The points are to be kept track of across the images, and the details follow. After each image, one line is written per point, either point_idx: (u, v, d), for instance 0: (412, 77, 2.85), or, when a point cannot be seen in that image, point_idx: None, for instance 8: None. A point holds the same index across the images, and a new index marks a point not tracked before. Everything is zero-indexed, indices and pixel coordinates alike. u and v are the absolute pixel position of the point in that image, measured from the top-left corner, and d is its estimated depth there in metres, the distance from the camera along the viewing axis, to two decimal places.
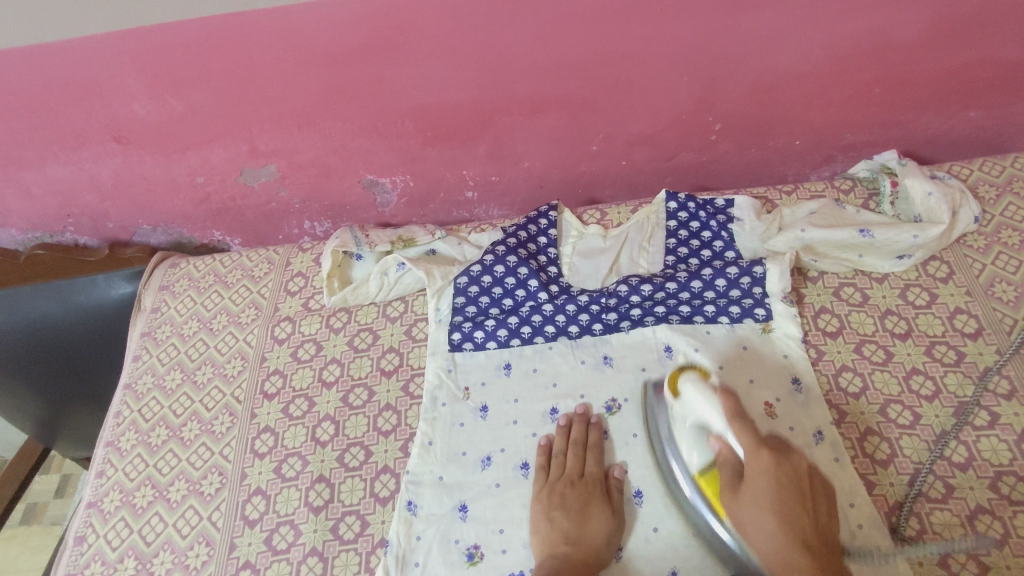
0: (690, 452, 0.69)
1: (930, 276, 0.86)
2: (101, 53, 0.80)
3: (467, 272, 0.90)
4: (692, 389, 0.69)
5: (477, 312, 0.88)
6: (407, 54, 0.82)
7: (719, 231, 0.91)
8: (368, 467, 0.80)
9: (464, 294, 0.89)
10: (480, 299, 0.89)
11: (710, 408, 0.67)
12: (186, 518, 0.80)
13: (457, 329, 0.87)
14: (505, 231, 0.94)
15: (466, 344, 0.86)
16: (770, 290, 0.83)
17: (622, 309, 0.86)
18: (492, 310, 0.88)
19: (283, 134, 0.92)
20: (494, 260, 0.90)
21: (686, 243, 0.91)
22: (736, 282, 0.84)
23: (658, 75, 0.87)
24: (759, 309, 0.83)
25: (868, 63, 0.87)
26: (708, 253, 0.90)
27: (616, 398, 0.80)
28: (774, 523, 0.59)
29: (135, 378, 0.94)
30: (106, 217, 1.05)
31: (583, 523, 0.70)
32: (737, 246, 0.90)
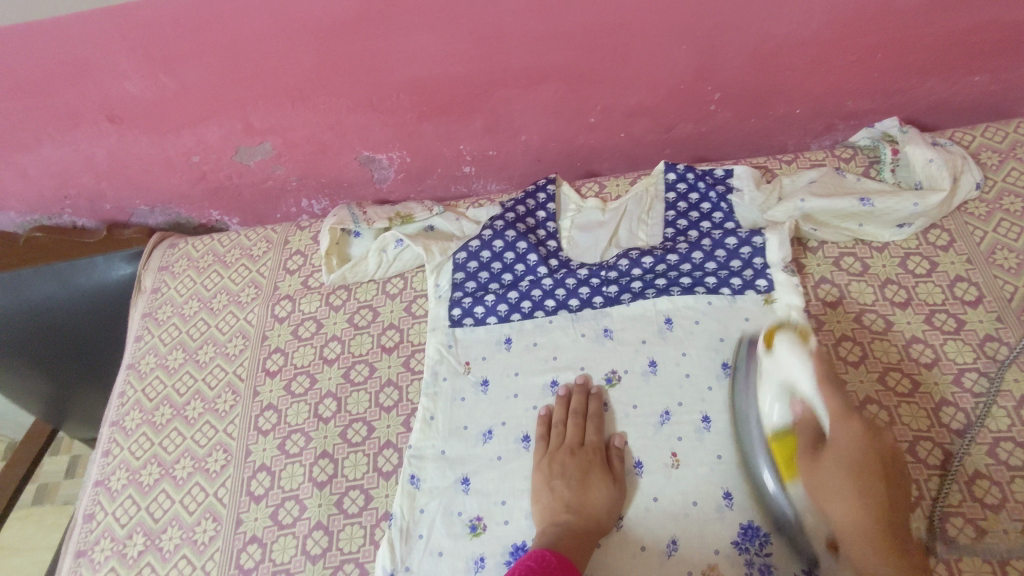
0: (771, 407, 0.70)
1: (931, 245, 0.85)
2: (90, 30, 0.79)
3: (465, 248, 0.90)
4: (789, 349, 0.71)
5: (477, 287, 0.88)
6: (400, 27, 0.81)
7: (719, 202, 0.90)
8: (371, 443, 0.81)
9: (464, 270, 0.89)
10: (480, 274, 0.89)
11: (804, 371, 0.69)
12: (193, 495, 0.81)
13: (457, 304, 0.87)
14: (503, 206, 0.94)
15: (466, 319, 0.86)
16: (770, 260, 0.83)
17: (622, 282, 0.86)
18: (493, 285, 0.88)
19: (277, 111, 0.91)
20: (493, 235, 0.89)
21: (685, 214, 0.91)
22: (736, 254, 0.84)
23: (655, 45, 0.86)
24: (761, 280, 0.82)
25: (870, 28, 0.86)
26: (708, 225, 0.89)
27: (616, 369, 0.80)
28: (856, 491, 0.62)
29: (138, 358, 0.95)
30: (103, 198, 1.05)
31: (584, 491, 0.70)
32: (737, 216, 0.89)
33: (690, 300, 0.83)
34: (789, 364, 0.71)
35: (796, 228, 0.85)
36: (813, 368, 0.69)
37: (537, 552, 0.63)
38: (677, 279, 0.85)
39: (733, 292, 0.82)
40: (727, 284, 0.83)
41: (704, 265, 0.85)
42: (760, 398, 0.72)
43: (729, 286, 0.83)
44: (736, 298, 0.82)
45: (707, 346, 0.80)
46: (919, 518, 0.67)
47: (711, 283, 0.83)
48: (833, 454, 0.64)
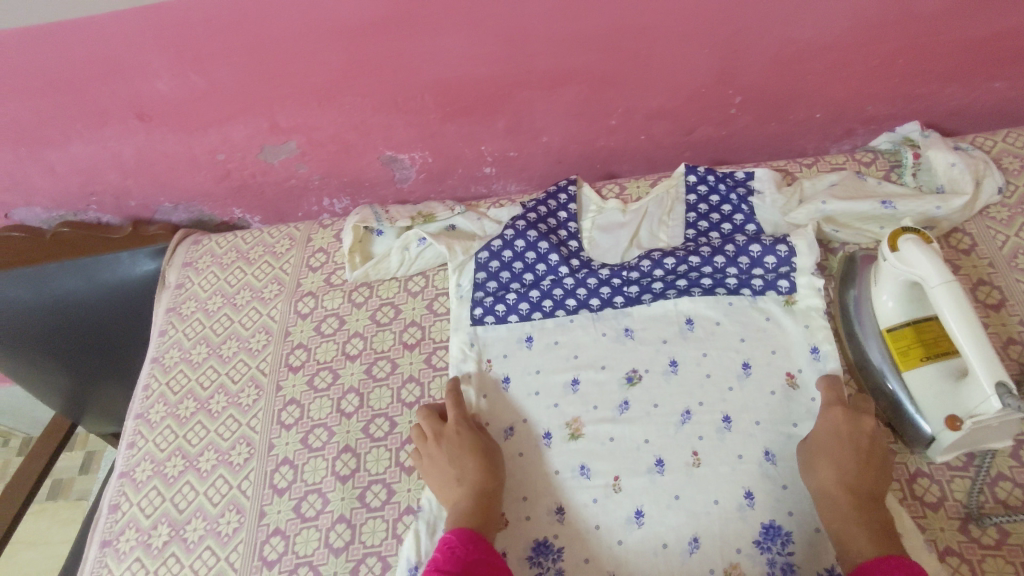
0: (886, 300, 0.74)
1: (952, 248, 0.85)
2: (124, 29, 0.80)
3: (488, 248, 0.90)
4: (915, 250, 0.71)
5: (499, 286, 0.89)
6: (427, 28, 0.82)
7: (739, 204, 0.91)
8: (393, 438, 0.82)
9: (486, 269, 0.90)
10: (502, 274, 0.89)
11: (927, 269, 0.69)
12: (217, 487, 0.82)
13: (479, 303, 0.88)
14: (526, 206, 0.95)
15: (488, 318, 0.87)
16: (798, 265, 0.83)
17: (643, 283, 0.85)
18: (514, 284, 0.89)
19: (303, 110, 0.93)
20: (515, 236, 0.89)
21: (706, 216, 0.91)
22: (760, 259, 0.84)
23: (678, 49, 0.87)
24: (782, 282, 0.83)
25: (892, 34, 0.86)
26: (731, 225, 0.89)
27: (637, 369, 0.81)
28: (831, 459, 0.68)
29: (162, 352, 0.96)
30: (128, 195, 1.06)
31: (461, 466, 0.73)
32: (759, 219, 0.90)
33: (710, 302, 0.83)
34: (914, 266, 0.70)
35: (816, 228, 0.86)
36: (938, 262, 0.69)
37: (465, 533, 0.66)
38: (698, 280, 0.85)
39: (754, 293, 0.83)
40: (749, 286, 0.83)
41: (726, 269, 0.84)
42: (877, 290, 0.76)
43: (749, 287, 0.83)
44: (758, 299, 0.83)
45: (728, 346, 0.80)
46: (942, 518, 0.68)
47: (732, 285, 0.84)
48: (821, 433, 0.71)
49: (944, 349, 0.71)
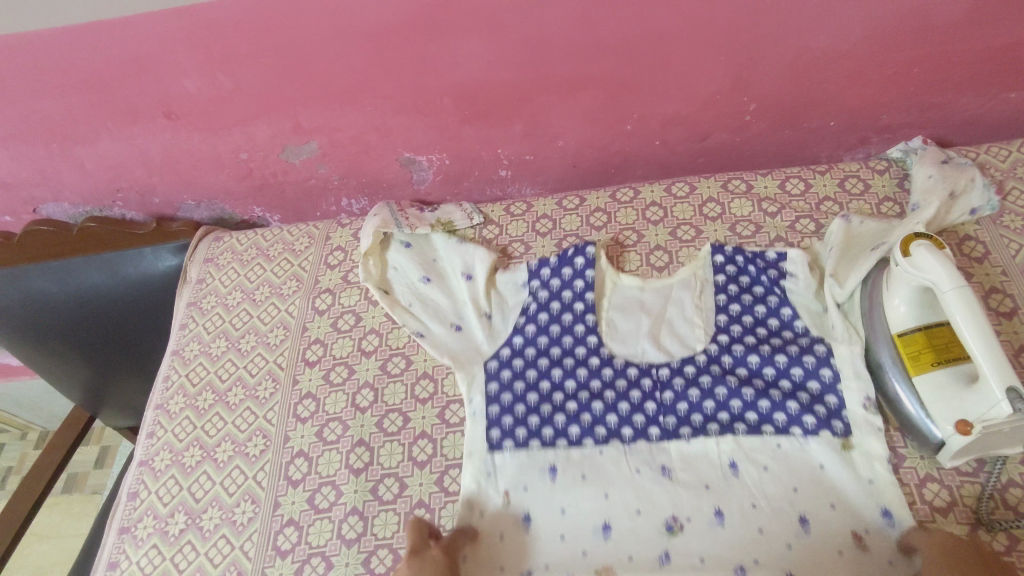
0: (898, 304, 0.75)
1: (965, 256, 0.85)
2: (156, 29, 0.83)
3: (508, 343, 0.86)
4: (927, 255, 0.71)
5: (513, 399, 0.82)
6: (448, 32, 0.84)
7: (771, 286, 0.86)
8: (406, 433, 0.83)
9: (497, 379, 0.84)
10: (515, 385, 0.83)
11: (940, 274, 0.69)
12: (233, 477, 0.83)
13: (495, 425, 0.80)
14: (535, 296, 0.89)
15: (505, 442, 0.79)
16: (847, 403, 0.77)
17: (681, 415, 0.79)
18: (531, 396, 0.82)
19: (325, 111, 0.95)
20: (536, 332, 0.86)
21: (740, 320, 0.84)
22: (803, 383, 0.79)
23: (694, 56, 0.88)
24: (837, 422, 0.76)
25: (907, 44, 0.87)
26: (776, 322, 0.84)
27: (677, 516, 0.73)
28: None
29: (182, 345, 0.98)
30: (153, 192, 1.09)
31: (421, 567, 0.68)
32: (794, 302, 0.85)
33: (756, 441, 0.76)
34: (927, 271, 0.71)
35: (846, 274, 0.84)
36: (951, 267, 0.69)
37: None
38: (741, 414, 0.78)
39: (805, 432, 0.76)
40: (799, 424, 0.76)
41: (767, 392, 0.78)
42: (889, 294, 0.76)
43: (800, 425, 0.76)
44: (809, 440, 0.75)
45: (777, 494, 0.73)
46: (951, 523, 0.69)
47: (780, 422, 0.77)
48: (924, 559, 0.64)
49: (954, 354, 0.72)
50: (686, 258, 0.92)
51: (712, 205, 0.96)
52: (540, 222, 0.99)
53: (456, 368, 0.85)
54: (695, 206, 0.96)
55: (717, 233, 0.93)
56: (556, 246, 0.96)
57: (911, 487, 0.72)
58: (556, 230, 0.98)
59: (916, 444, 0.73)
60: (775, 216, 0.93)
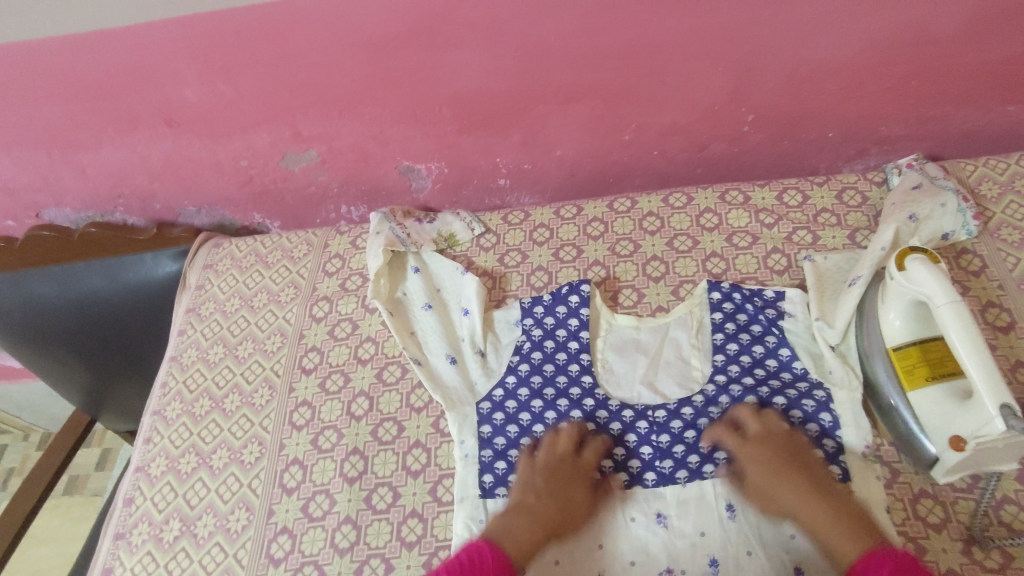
0: (893, 319, 0.75)
1: (962, 270, 0.85)
2: (157, 37, 0.84)
3: (501, 384, 0.85)
4: (923, 270, 0.71)
5: (506, 443, 0.81)
6: (446, 43, 0.84)
7: (770, 326, 0.84)
8: (401, 441, 0.83)
9: (490, 422, 0.82)
10: (508, 428, 0.82)
11: (935, 288, 0.69)
12: (228, 484, 0.84)
13: (488, 469, 0.79)
14: (527, 337, 0.88)
15: (498, 489, 0.78)
16: (848, 443, 0.75)
17: (678, 458, 0.78)
18: (524, 439, 0.81)
19: (324, 119, 0.95)
20: (528, 373, 0.85)
21: (737, 359, 0.83)
22: (801, 425, 0.78)
23: (692, 67, 0.88)
24: (837, 467, 0.74)
25: (905, 56, 0.87)
26: (774, 363, 0.82)
27: (673, 568, 0.72)
28: None
29: (180, 351, 0.98)
30: (153, 198, 1.09)
31: None
32: (793, 343, 0.83)
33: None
34: (923, 285, 0.70)
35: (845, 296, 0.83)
36: (946, 281, 0.69)
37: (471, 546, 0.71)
38: (738, 458, 0.77)
39: None
40: None
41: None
42: (884, 309, 0.76)
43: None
44: None
45: (775, 543, 0.71)
46: (945, 539, 0.69)
47: None
48: None
49: (949, 369, 0.71)
50: (683, 269, 0.92)
51: (709, 216, 0.96)
52: (538, 231, 0.99)
53: (448, 407, 0.84)
54: (692, 217, 0.96)
55: (714, 244, 0.93)
56: (553, 256, 0.97)
57: (905, 502, 0.72)
58: (553, 240, 0.98)
59: (911, 460, 0.73)
60: (772, 227, 0.93)
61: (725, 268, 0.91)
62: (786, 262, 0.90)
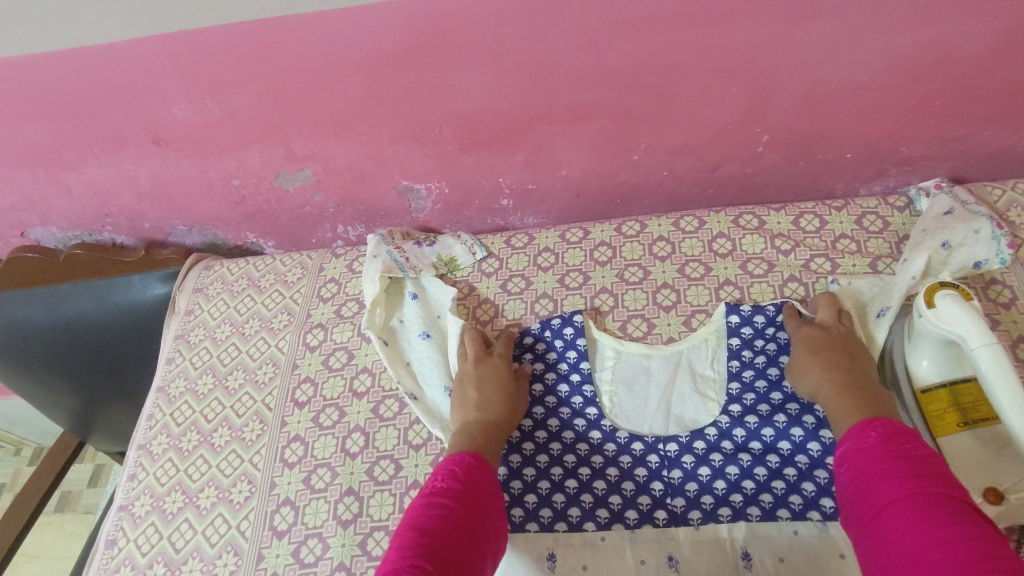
0: (920, 361, 0.71)
1: (991, 302, 0.80)
2: (142, 55, 0.80)
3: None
4: (955, 309, 0.66)
5: (510, 476, 0.78)
6: (446, 61, 0.80)
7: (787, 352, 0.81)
8: (398, 482, 0.79)
9: None
10: (513, 461, 0.79)
11: (970, 331, 0.65)
12: (216, 526, 0.79)
13: None
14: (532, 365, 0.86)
15: None
16: None
17: (691, 497, 0.75)
18: (529, 472, 0.78)
19: (319, 139, 0.91)
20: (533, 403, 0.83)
21: (752, 387, 0.79)
22: (821, 460, 0.74)
23: (705, 87, 0.84)
24: None
25: (930, 75, 0.83)
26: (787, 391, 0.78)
27: None
28: None
29: (168, 381, 0.94)
30: (142, 217, 1.05)
31: None
32: None
33: (772, 529, 0.71)
34: (954, 327, 0.66)
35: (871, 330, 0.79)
36: (981, 322, 0.65)
37: (449, 459, 0.71)
38: (756, 496, 0.73)
39: (823, 517, 0.71)
40: (816, 508, 0.72)
41: (781, 471, 0.74)
42: (911, 348, 0.72)
43: (818, 509, 0.72)
44: (829, 525, 0.71)
45: None
46: None
47: (796, 506, 0.72)
48: None
49: (983, 415, 0.68)
50: (695, 298, 0.87)
51: (722, 240, 0.91)
52: (542, 255, 0.95)
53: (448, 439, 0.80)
54: (704, 242, 0.92)
55: (728, 271, 0.89)
56: (558, 282, 0.92)
57: None
58: (558, 265, 0.94)
59: None
60: (788, 254, 0.89)
61: (740, 297, 0.86)
62: (803, 291, 0.85)
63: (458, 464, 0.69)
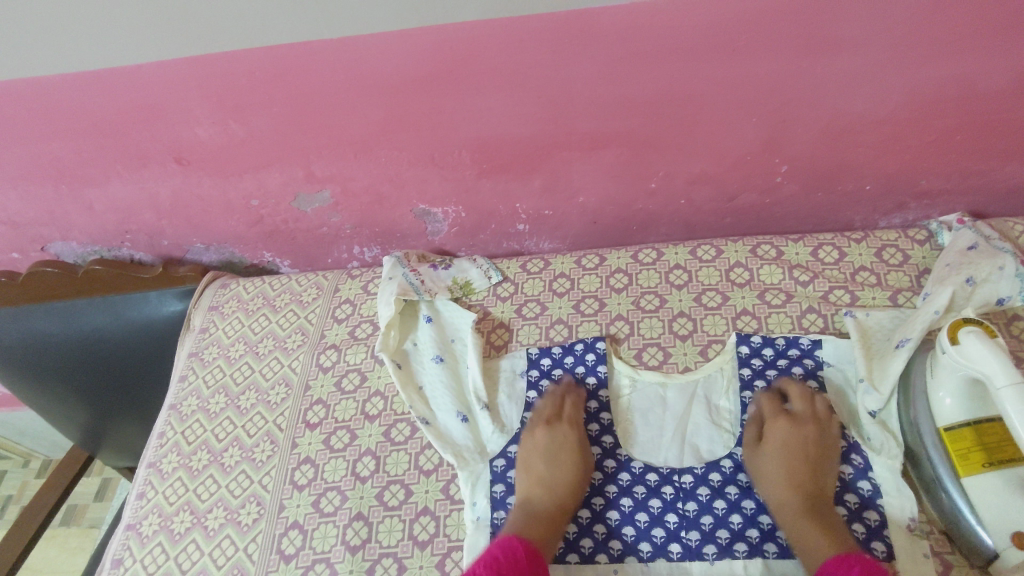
0: (944, 397, 0.69)
1: (1014, 338, 0.79)
2: (169, 77, 0.81)
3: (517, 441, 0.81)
4: (980, 345, 0.66)
5: None
6: (467, 87, 0.81)
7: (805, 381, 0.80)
8: (408, 508, 0.78)
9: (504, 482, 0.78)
10: None
11: (996, 367, 0.64)
12: (223, 548, 0.79)
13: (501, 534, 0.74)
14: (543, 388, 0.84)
15: None
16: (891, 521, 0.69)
17: (706, 530, 0.72)
18: None
19: (339, 161, 0.92)
20: None
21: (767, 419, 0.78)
22: (840, 496, 0.72)
23: (724, 117, 0.84)
24: (877, 543, 0.69)
25: (951, 110, 0.83)
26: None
27: None
28: None
29: (180, 399, 0.94)
30: (161, 234, 1.06)
31: None
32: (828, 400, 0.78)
33: (789, 567, 0.69)
34: (981, 362, 0.65)
35: (888, 365, 0.77)
36: (1007, 360, 0.64)
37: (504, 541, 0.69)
38: (773, 532, 0.72)
39: None
40: None
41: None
42: (933, 384, 0.71)
43: None
44: None
45: None
46: None
47: None
48: None
49: (1007, 455, 0.66)
50: (712, 328, 0.87)
51: (739, 270, 0.91)
52: (558, 280, 0.95)
53: (459, 465, 0.79)
54: (721, 271, 0.91)
55: (745, 301, 0.88)
56: (573, 308, 0.92)
57: None
58: (573, 291, 0.93)
59: (964, 552, 0.67)
60: (807, 285, 0.88)
61: (757, 327, 0.86)
62: (822, 323, 0.84)
63: (503, 553, 0.67)
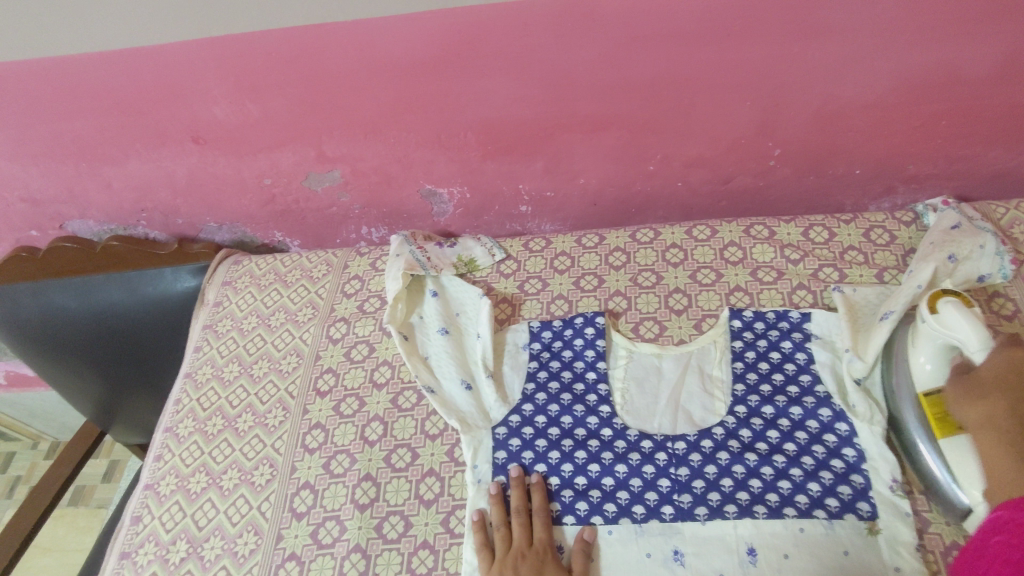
0: (924, 363, 0.73)
1: (994, 314, 0.83)
2: (189, 57, 0.85)
3: (518, 411, 0.83)
4: (957, 314, 0.70)
5: (521, 470, 0.79)
6: (474, 70, 0.85)
7: (795, 351, 0.84)
8: (414, 469, 0.82)
9: (505, 449, 0.81)
10: (524, 455, 0.80)
11: (971, 334, 0.68)
12: (237, 506, 0.82)
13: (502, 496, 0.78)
14: (544, 360, 0.88)
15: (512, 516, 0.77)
16: (872, 485, 0.74)
17: (697, 492, 0.75)
18: (541, 466, 0.79)
19: (349, 141, 0.96)
20: (547, 400, 0.84)
21: (757, 388, 0.81)
22: (826, 462, 0.76)
23: (720, 101, 0.88)
24: (862, 503, 0.73)
25: (936, 96, 0.86)
26: (795, 389, 0.81)
27: None
28: None
29: (195, 368, 0.98)
30: (176, 213, 1.10)
31: None
32: (815, 369, 0.82)
33: (778, 526, 0.72)
34: (957, 330, 0.69)
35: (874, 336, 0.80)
36: (982, 327, 0.68)
37: None
38: (761, 495, 0.74)
39: (829, 516, 0.72)
40: (822, 506, 0.73)
41: (787, 471, 0.75)
42: (914, 352, 0.75)
43: (823, 508, 0.73)
44: (834, 524, 0.72)
45: None
46: None
47: (803, 504, 0.73)
48: None
49: None
50: (706, 303, 0.91)
51: (733, 249, 0.95)
52: (559, 258, 0.99)
53: (464, 430, 0.82)
54: (716, 249, 0.95)
55: (738, 278, 0.92)
56: (573, 284, 0.96)
57: (935, 555, 0.70)
58: (574, 268, 0.97)
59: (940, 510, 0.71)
60: (797, 263, 0.92)
61: (750, 303, 0.89)
62: (812, 299, 0.88)
63: None
